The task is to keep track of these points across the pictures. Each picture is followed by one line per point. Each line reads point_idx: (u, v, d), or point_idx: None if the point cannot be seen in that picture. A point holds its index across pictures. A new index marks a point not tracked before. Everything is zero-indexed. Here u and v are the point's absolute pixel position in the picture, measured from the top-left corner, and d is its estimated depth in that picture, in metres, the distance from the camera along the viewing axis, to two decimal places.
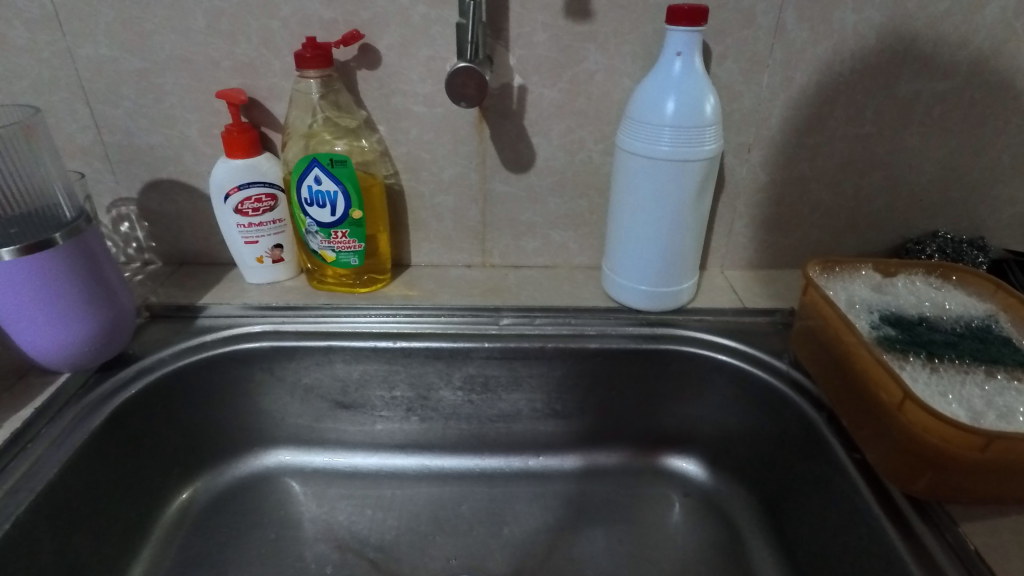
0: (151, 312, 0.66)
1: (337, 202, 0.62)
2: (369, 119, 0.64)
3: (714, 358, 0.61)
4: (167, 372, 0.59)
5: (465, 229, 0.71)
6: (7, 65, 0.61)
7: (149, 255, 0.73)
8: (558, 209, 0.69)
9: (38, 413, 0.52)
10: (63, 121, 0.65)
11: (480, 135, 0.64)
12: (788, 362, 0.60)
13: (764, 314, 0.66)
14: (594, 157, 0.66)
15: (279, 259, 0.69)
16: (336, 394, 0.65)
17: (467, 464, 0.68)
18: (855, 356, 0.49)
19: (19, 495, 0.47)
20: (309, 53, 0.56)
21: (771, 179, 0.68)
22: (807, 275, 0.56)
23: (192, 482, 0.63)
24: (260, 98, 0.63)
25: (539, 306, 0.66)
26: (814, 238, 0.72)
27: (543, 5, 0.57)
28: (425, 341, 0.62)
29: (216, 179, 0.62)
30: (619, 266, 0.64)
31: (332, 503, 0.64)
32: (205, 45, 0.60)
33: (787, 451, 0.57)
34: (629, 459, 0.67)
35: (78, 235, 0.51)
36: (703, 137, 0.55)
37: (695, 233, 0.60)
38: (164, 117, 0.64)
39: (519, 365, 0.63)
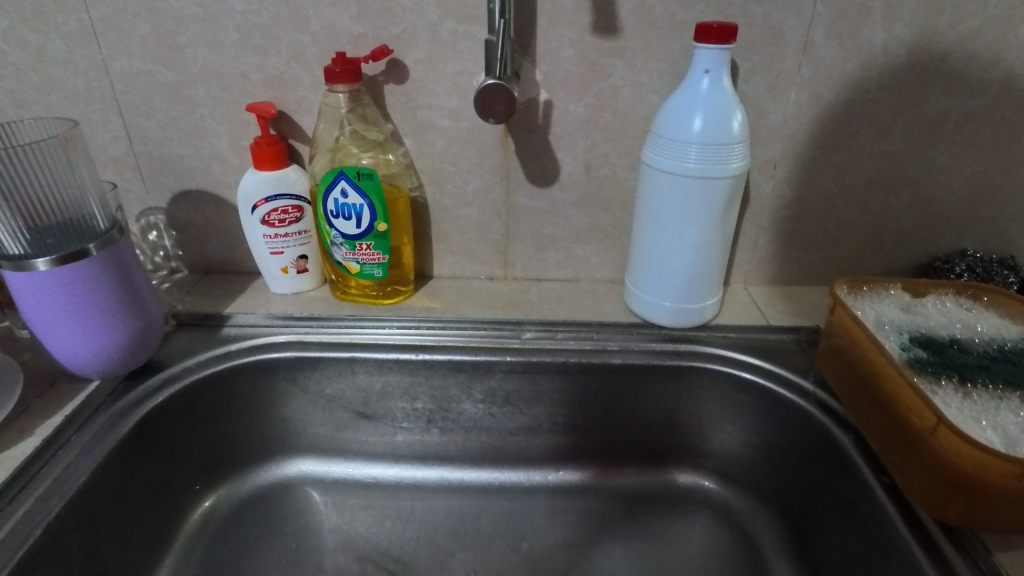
0: (178, 319, 0.67)
1: (362, 214, 0.62)
2: (395, 132, 0.64)
3: (737, 375, 0.61)
4: (194, 380, 0.60)
5: (488, 241, 0.71)
6: (44, 77, 0.63)
7: (175, 263, 0.74)
8: (581, 223, 0.69)
9: (68, 421, 0.53)
10: (96, 131, 0.66)
11: (505, 149, 0.64)
12: (814, 381, 0.59)
13: (789, 331, 0.65)
14: (618, 172, 0.66)
15: (303, 269, 0.69)
16: (358, 404, 0.65)
17: (486, 477, 0.68)
18: (885, 378, 0.49)
19: (50, 501, 0.47)
20: (339, 68, 0.57)
21: (796, 195, 0.67)
22: (835, 295, 0.56)
23: (214, 490, 0.64)
24: (289, 111, 0.64)
25: (561, 320, 0.66)
26: (839, 255, 0.71)
27: (570, 21, 0.58)
28: (448, 354, 0.62)
29: (245, 190, 0.63)
30: (642, 281, 0.64)
31: (352, 513, 0.64)
32: (237, 59, 0.61)
33: (813, 472, 0.56)
34: (650, 475, 0.67)
35: (111, 245, 0.52)
36: (730, 154, 0.54)
37: (720, 249, 0.60)
38: (194, 129, 0.65)
39: (542, 379, 0.63)
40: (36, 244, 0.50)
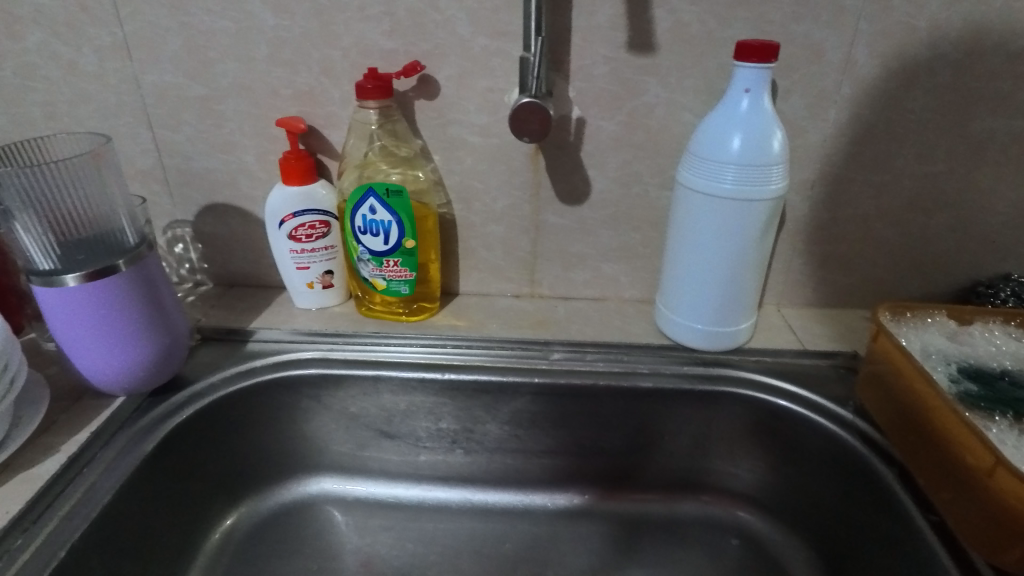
0: (202, 334, 0.66)
1: (390, 231, 0.61)
2: (425, 148, 0.63)
3: (772, 403, 0.59)
4: (218, 397, 0.59)
5: (515, 259, 0.70)
6: (76, 90, 0.63)
7: (200, 276, 0.74)
8: (611, 241, 0.68)
9: (93, 438, 0.53)
10: (125, 144, 0.66)
11: (534, 167, 0.63)
12: (853, 410, 0.57)
13: (825, 356, 0.63)
14: (650, 191, 0.64)
15: (329, 284, 0.68)
16: (381, 424, 0.64)
17: (510, 500, 0.66)
18: (935, 412, 0.47)
19: (74, 521, 0.46)
20: (370, 84, 0.56)
21: (833, 216, 0.65)
22: (879, 322, 0.54)
23: (236, 507, 0.63)
24: (318, 126, 0.63)
25: (589, 341, 0.65)
26: (876, 278, 0.69)
27: (605, 38, 0.57)
28: (474, 374, 0.61)
29: (272, 206, 0.63)
30: (674, 302, 0.62)
31: (374, 535, 0.63)
32: (267, 73, 0.61)
33: (854, 504, 0.54)
34: (679, 501, 0.65)
35: (140, 261, 0.52)
36: (770, 176, 0.53)
37: (756, 273, 0.58)
38: (223, 142, 0.65)
39: (569, 402, 0.62)
40: (66, 259, 0.50)
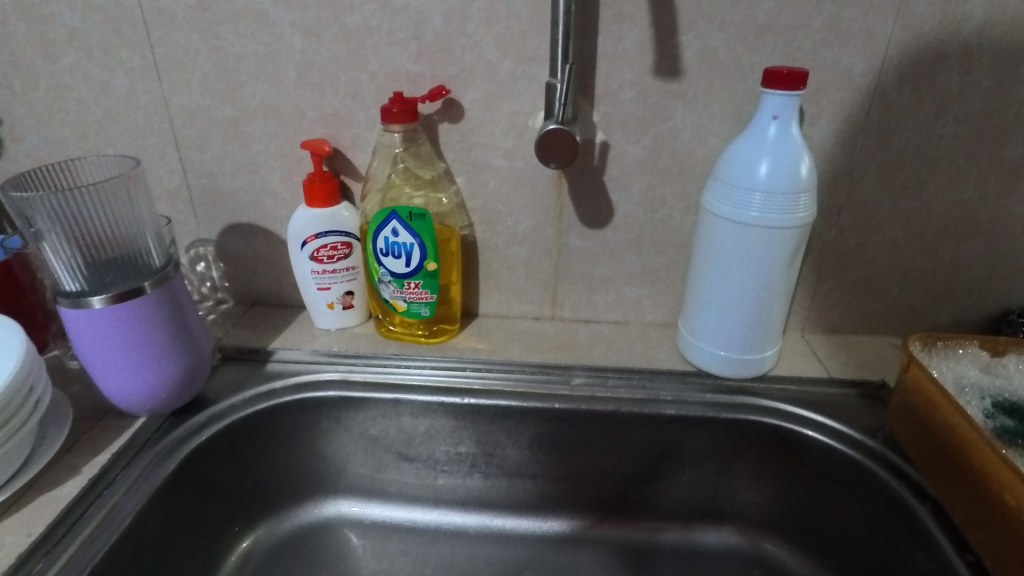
0: (223, 353, 0.66)
1: (412, 253, 0.61)
2: (448, 170, 0.63)
3: (799, 433, 0.58)
4: (238, 418, 0.59)
5: (537, 281, 0.69)
6: (107, 111, 0.64)
7: (221, 294, 0.74)
8: (634, 265, 0.67)
9: (114, 459, 0.52)
10: (153, 164, 0.67)
11: (558, 190, 0.63)
12: (882, 441, 0.56)
13: (852, 385, 0.62)
14: (674, 215, 0.64)
15: (349, 305, 0.68)
16: (400, 446, 0.64)
17: (528, 526, 0.65)
18: (975, 449, 0.46)
19: (96, 544, 0.46)
20: (397, 108, 0.56)
21: (861, 242, 0.64)
22: (909, 352, 0.52)
23: (254, 529, 0.62)
24: (343, 147, 0.63)
25: (612, 365, 0.64)
26: (904, 305, 0.68)
27: (631, 63, 0.57)
28: (495, 399, 0.61)
29: (295, 226, 0.63)
30: (698, 328, 0.62)
31: (391, 559, 0.62)
32: (294, 96, 0.61)
33: (885, 540, 0.53)
34: (702, 532, 0.64)
35: (166, 282, 0.52)
36: (798, 203, 0.52)
37: (782, 300, 0.57)
38: (248, 163, 0.65)
39: (591, 428, 0.61)
40: (94, 281, 0.50)
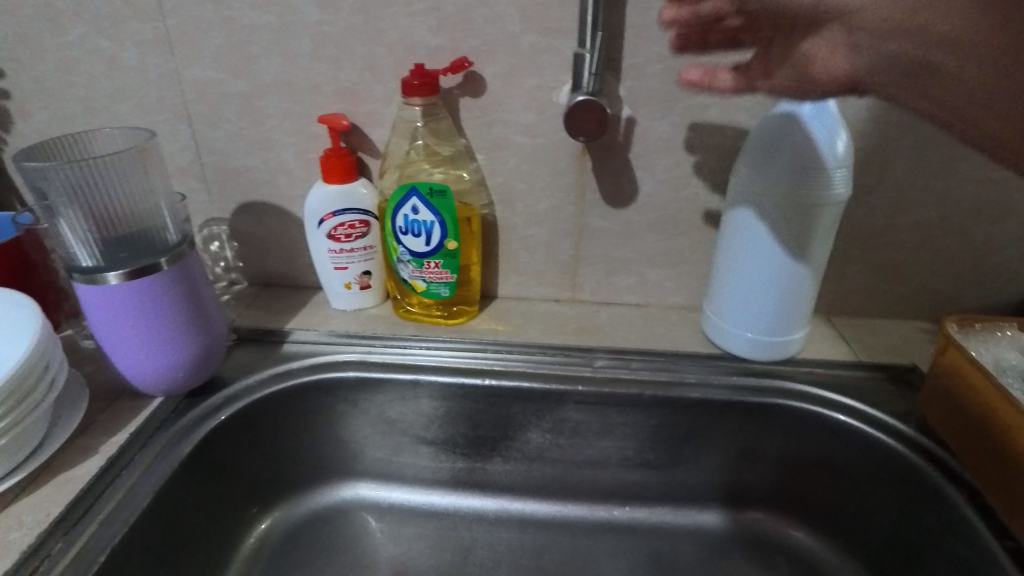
0: (238, 334, 0.65)
1: (432, 232, 0.60)
2: (468, 147, 0.62)
3: (829, 417, 0.56)
4: (254, 399, 0.58)
5: (557, 263, 0.68)
6: (117, 85, 0.62)
7: (235, 274, 0.73)
8: (656, 246, 0.66)
9: (131, 440, 0.51)
10: (163, 141, 0.65)
11: (581, 168, 0.62)
12: (915, 426, 0.55)
13: (881, 369, 0.61)
14: (700, 194, 0.62)
15: (366, 285, 0.67)
16: (418, 429, 0.63)
17: (547, 511, 0.64)
18: (1019, 433, 0.45)
19: (114, 525, 0.45)
20: (416, 80, 0.55)
21: (891, 223, 0.63)
22: (947, 334, 0.51)
23: (271, 512, 0.61)
24: (359, 123, 0.62)
25: (634, 348, 0.63)
26: (933, 288, 0.66)
27: (659, 35, 0.55)
28: (515, 380, 0.59)
29: (312, 204, 0.61)
30: (725, 310, 0.60)
31: (409, 543, 0.61)
32: (309, 69, 0.59)
33: (917, 525, 0.52)
34: (725, 517, 0.63)
35: (181, 260, 0.51)
36: (833, 180, 0.50)
37: (813, 281, 0.56)
38: (262, 140, 0.64)
39: (613, 412, 0.60)
40: (108, 257, 0.49)
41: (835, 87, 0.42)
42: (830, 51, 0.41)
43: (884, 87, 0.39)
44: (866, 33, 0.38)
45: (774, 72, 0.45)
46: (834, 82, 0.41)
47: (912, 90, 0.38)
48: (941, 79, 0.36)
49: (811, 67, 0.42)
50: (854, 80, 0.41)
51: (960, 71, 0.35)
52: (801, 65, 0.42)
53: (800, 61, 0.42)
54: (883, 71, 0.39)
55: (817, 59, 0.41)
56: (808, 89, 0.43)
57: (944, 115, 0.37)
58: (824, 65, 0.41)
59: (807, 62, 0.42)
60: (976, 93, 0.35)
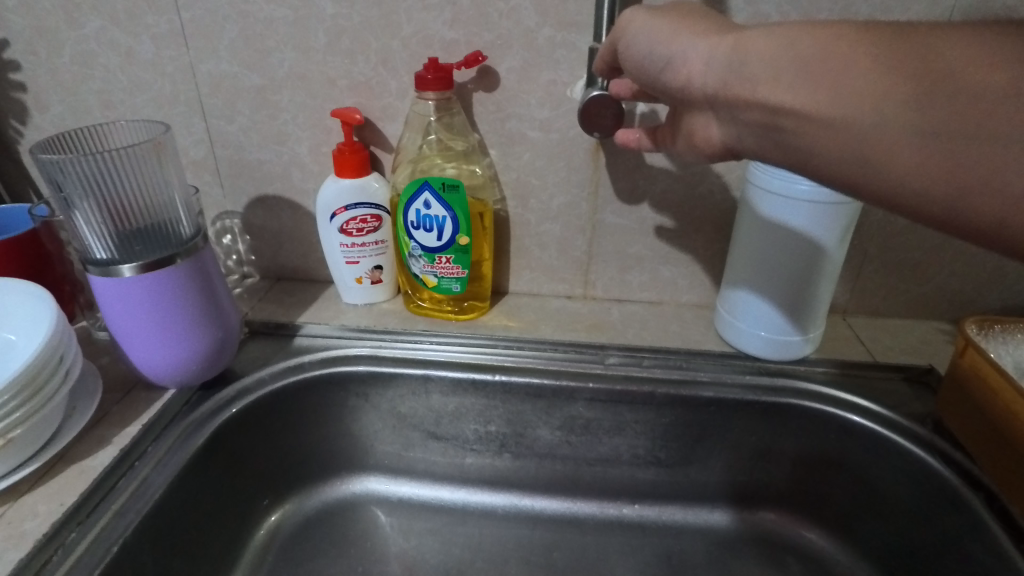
0: (251, 327, 0.65)
1: (445, 227, 0.60)
2: (481, 142, 0.61)
3: (843, 418, 0.56)
4: (267, 392, 0.58)
5: (570, 259, 0.68)
6: (132, 79, 0.62)
7: (248, 268, 0.73)
8: (670, 243, 0.65)
9: (145, 431, 0.52)
10: (178, 134, 0.65)
11: (595, 164, 0.61)
12: (932, 428, 0.54)
13: (897, 369, 0.60)
14: (715, 191, 0.61)
15: (377, 280, 0.67)
16: (429, 425, 0.63)
17: (557, 508, 0.64)
18: None
19: (128, 516, 0.46)
20: (431, 75, 0.54)
21: (911, 222, 0.61)
22: (967, 336, 0.50)
23: (282, 504, 0.62)
24: (373, 118, 0.62)
25: (646, 346, 0.62)
26: (952, 288, 0.65)
27: None
28: (527, 377, 0.59)
29: (324, 199, 0.61)
30: (738, 309, 0.59)
31: (419, 537, 0.62)
32: (324, 63, 0.59)
33: (933, 528, 0.51)
34: (737, 516, 0.62)
35: (195, 253, 0.51)
36: None
37: (828, 281, 0.55)
38: (276, 133, 0.64)
39: (624, 410, 0.59)
40: (123, 249, 0.49)
41: (704, 147, 0.44)
42: (706, 127, 0.42)
43: (756, 153, 0.40)
44: (738, 109, 0.38)
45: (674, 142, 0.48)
46: (714, 150, 0.43)
47: (771, 151, 0.38)
48: (812, 159, 0.35)
49: (694, 141, 0.44)
50: (730, 147, 0.42)
51: (822, 150, 0.34)
52: (691, 143, 0.45)
53: (691, 138, 0.45)
54: (766, 149, 0.38)
55: (698, 135, 0.44)
56: (698, 154, 0.45)
57: (841, 184, 0.35)
58: (703, 143, 0.43)
59: (692, 137, 0.44)
60: (862, 169, 0.33)
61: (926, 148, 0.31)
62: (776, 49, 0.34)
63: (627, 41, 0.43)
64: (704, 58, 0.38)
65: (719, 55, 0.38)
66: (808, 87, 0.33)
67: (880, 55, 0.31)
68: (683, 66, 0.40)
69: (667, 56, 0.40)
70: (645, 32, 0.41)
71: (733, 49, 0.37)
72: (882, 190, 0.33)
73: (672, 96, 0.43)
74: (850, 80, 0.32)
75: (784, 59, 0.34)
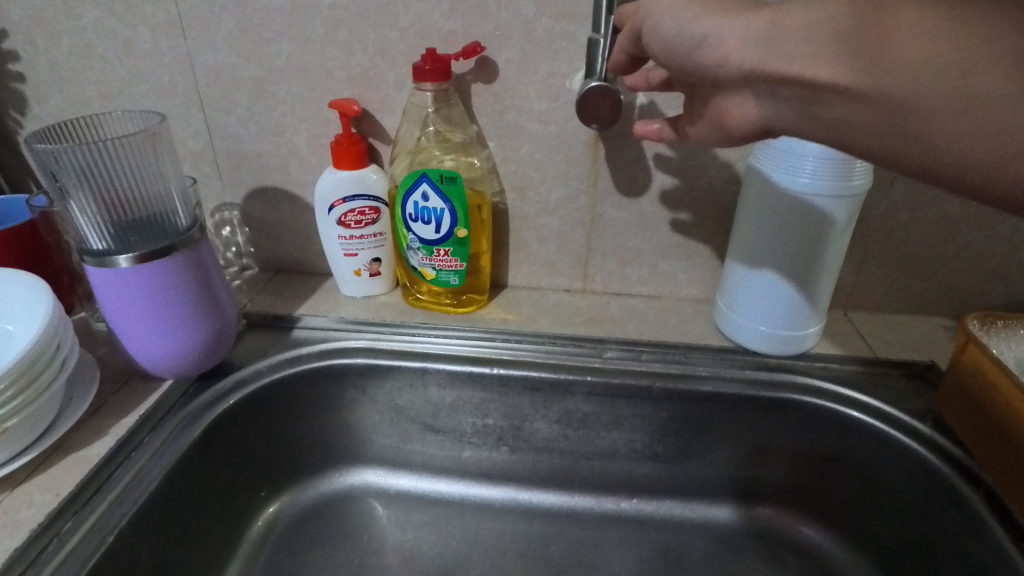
0: (249, 319, 0.65)
1: (442, 219, 0.59)
2: (480, 134, 0.61)
3: (843, 414, 0.55)
4: (264, 384, 0.58)
5: (569, 253, 0.67)
6: (130, 69, 0.62)
7: (246, 260, 0.73)
8: (670, 237, 0.65)
9: (141, 422, 0.52)
10: (177, 125, 0.65)
11: (594, 156, 0.61)
12: (932, 425, 0.53)
13: (898, 365, 0.59)
14: (715, 184, 0.61)
15: (376, 272, 0.67)
16: (426, 417, 0.63)
17: (554, 501, 0.64)
18: None
19: (123, 506, 0.46)
20: (428, 66, 0.54)
21: (913, 217, 0.61)
22: (968, 331, 0.50)
23: (279, 496, 0.62)
24: (371, 109, 0.61)
25: (645, 340, 0.62)
26: (955, 283, 0.64)
27: None
28: (524, 370, 0.59)
29: (322, 190, 0.61)
30: (738, 303, 0.59)
31: (416, 530, 0.62)
32: (321, 54, 0.59)
33: (931, 525, 0.51)
34: (734, 511, 0.62)
35: (192, 245, 0.51)
36: (853, 171, 0.49)
37: (830, 275, 0.55)
38: (274, 125, 0.64)
39: (622, 404, 0.59)
40: (119, 240, 0.49)
41: (738, 129, 0.42)
42: (741, 107, 0.40)
43: (794, 130, 0.38)
44: (776, 85, 0.37)
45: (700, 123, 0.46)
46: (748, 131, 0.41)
47: (810, 128, 0.37)
48: (853, 133, 0.35)
49: (726, 122, 0.42)
50: (766, 126, 0.40)
51: (862, 124, 0.34)
52: (721, 124, 0.43)
53: (721, 119, 0.43)
54: (805, 125, 0.37)
55: (731, 116, 0.42)
56: (729, 135, 0.43)
57: (881, 157, 0.35)
58: (738, 124, 0.41)
59: (723, 118, 0.43)
60: (902, 140, 0.33)
61: (971, 120, 0.30)
62: (813, 23, 0.33)
63: (653, 23, 0.42)
64: (738, 36, 0.37)
65: (757, 31, 0.36)
66: (847, 62, 0.33)
67: (925, 23, 0.30)
68: (720, 44, 0.38)
69: (698, 35, 0.39)
70: (671, 13, 0.40)
71: (771, 24, 0.35)
72: (924, 164, 0.33)
73: (702, 77, 0.41)
74: (891, 53, 0.31)
75: (822, 34, 0.33)
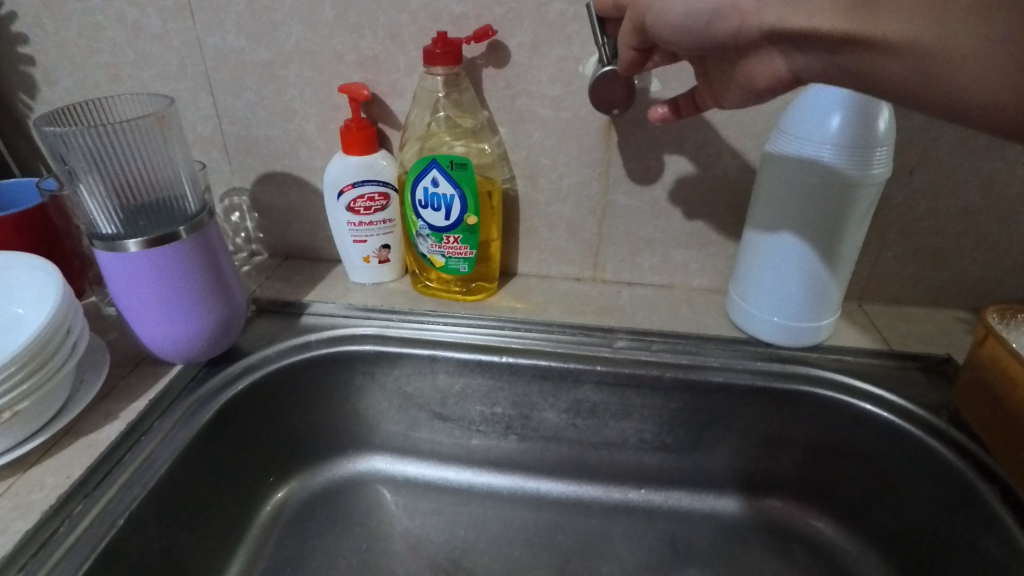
0: (258, 305, 0.65)
1: (452, 206, 0.59)
2: (491, 120, 0.60)
3: (856, 407, 0.55)
4: (272, 370, 0.58)
5: (580, 241, 0.66)
6: (139, 52, 0.62)
7: (256, 246, 0.73)
8: (682, 226, 0.64)
9: (151, 406, 0.52)
10: (186, 109, 0.65)
11: (607, 143, 0.60)
12: (948, 419, 0.53)
13: (914, 359, 0.58)
14: (730, 172, 0.60)
15: (385, 259, 0.67)
16: (435, 405, 0.62)
17: (563, 491, 0.64)
18: None
19: (133, 489, 0.46)
20: (439, 49, 0.53)
21: (932, 207, 0.60)
22: (987, 325, 0.49)
23: (288, 482, 0.62)
24: (381, 94, 0.61)
25: (656, 330, 0.61)
26: (973, 276, 0.63)
27: None
28: (533, 359, 0.59)
29: (331, 176, 0.61)
30: (751, 294, 0.58)
31: (424, 517, 0.62)
32: (331, 37, 0.58)
33: (945, 520, 0.50)
34: (742, 503, 0.62)
35: (200, 229, 0.50)
36: (872, 159, 0.48)
37: (846, 265, 0.53)
38: (284, 110, 0.63)
39: (632, 394, 0.59)
40: (129, 225, 0.49)
41: (770, 85, 0.41)
42: (768, 65, 0.40)
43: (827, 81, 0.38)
44: (802, 41, 0.36)
45: (725, 90, 0.45)
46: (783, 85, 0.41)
47: (841, 79, 0.37)
48: (882, 81, 0.35)
49: (753, 82, 0.42)
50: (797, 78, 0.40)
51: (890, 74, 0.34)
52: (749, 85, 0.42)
53: (747, 81, 0.42)
54: (835, 76, 0.37)
55: (758, 76, 0.41)
56: (759, 94, 0.42)
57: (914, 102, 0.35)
58: (767, 82, 0.41)
59: (750, 79, 0.42)
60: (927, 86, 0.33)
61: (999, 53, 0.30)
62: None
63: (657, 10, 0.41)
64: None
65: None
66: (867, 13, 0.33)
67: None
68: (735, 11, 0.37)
69: (710, 7, 0.38)
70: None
71: None
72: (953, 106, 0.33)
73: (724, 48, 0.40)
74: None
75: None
